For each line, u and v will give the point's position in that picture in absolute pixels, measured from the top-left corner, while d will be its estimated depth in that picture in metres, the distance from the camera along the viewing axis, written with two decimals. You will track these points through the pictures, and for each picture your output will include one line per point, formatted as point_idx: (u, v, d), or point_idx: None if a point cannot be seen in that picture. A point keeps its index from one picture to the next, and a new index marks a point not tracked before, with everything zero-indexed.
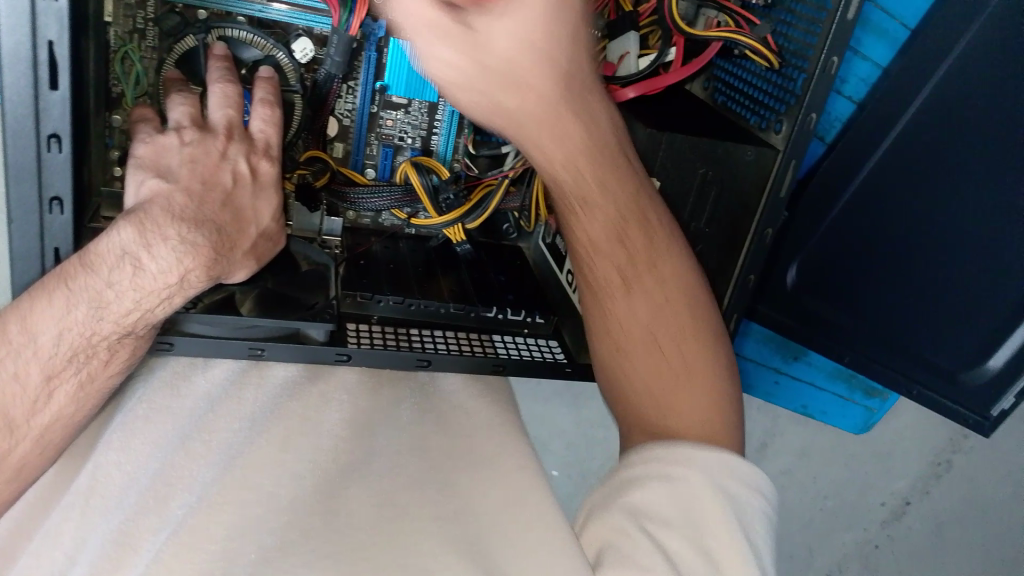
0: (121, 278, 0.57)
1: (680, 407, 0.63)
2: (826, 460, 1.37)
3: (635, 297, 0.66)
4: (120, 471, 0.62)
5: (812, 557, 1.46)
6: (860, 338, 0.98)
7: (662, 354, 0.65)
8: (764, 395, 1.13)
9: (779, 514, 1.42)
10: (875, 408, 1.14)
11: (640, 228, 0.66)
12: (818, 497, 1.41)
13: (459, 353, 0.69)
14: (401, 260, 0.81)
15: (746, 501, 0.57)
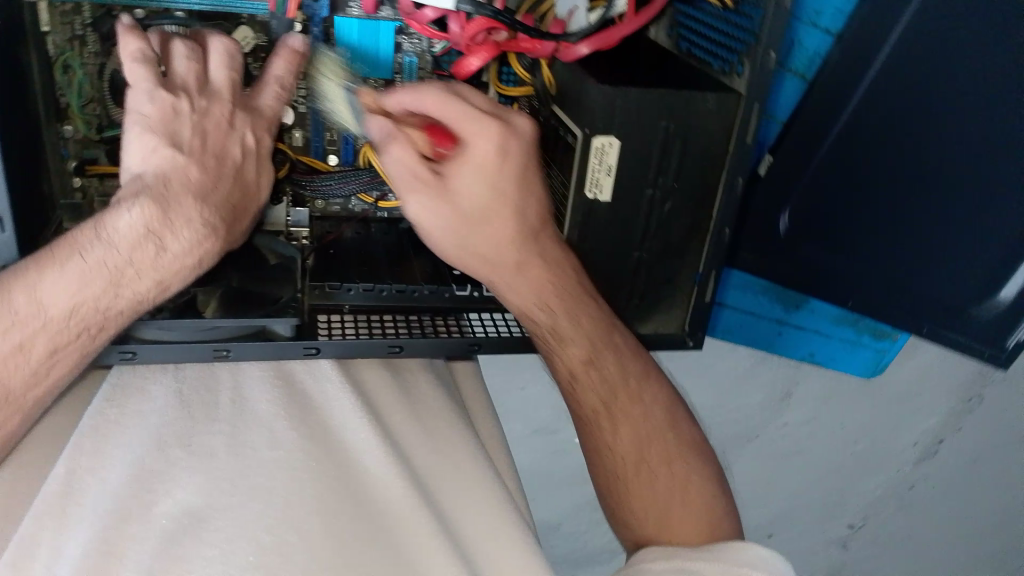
0: (143, 255, 0.58)
1: (664, 465, 0.69)
2: (852, 405, 1.33)
3: (591, 374, 0.70)
4: (94, 477, 0.62)
5: (845, 500, 1.46)
6: (862, 283, 0.95)
7: (631, 422, 0.71)
8: (767, 346, 1.10)
9: (806, 458, 1.41)
10: (886, 349, 1.10)
11: (577, 296, 0.68)
12: (847, 441, 1.39)
13: (431, 336, 0.68)
14: (372, 245, 0.79)
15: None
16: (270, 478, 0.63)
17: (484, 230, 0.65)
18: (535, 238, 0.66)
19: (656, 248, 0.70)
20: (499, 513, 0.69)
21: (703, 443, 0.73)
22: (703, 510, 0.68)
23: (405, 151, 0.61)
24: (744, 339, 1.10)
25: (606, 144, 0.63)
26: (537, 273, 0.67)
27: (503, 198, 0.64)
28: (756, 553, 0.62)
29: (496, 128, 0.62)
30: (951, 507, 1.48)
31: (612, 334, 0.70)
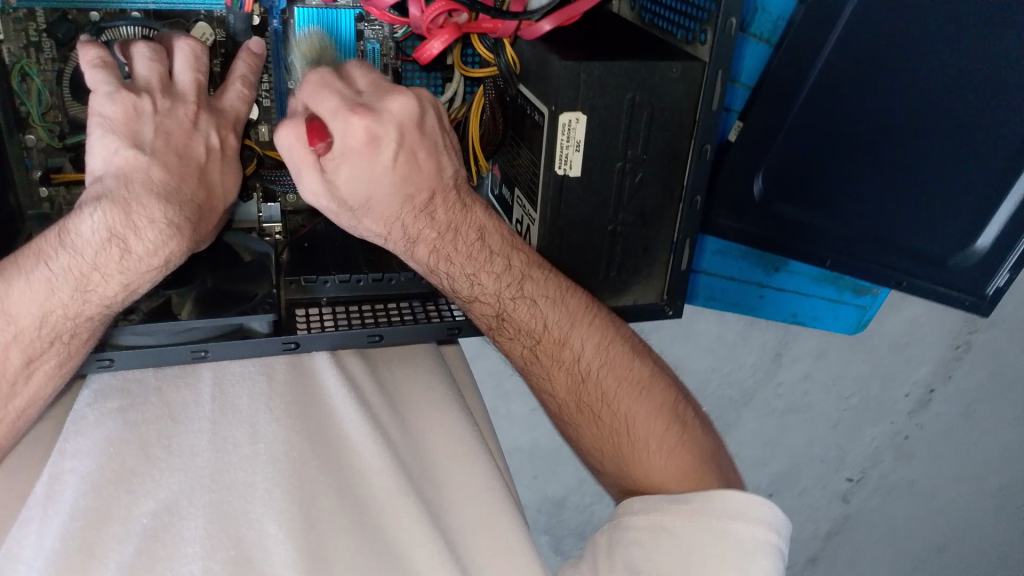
0: (108, 260, 0.58)
1: (606, 406, 0.69)
2: (843, 359, 1.35)
3: (511, 329, 0.70)
4: (77, 478, 0.62)
5: (842, 454, 1.48)
6: (839, 239, 0.96)
7: (565, 367, 0.70)
8: (751, 310, 1.11)
9: (803, 417, 1.42)
10: (867, 305, 1.12)
11: (477, 258, 0.68)
12: (841, 397, 1.41)
13: (410, 322, 0.68)
14: (347, 235, 0.78)
15: (741, 540, 0.61)
16: (254, 473, 0.64)
17: (369, 213, 0.64)
18: (429, 210, 0.66)
19: (632, 218, 0.70)
20: (487, 506, 0.69)
21: (652, 374, 0.71)
22: (657, 452, 0.68)
23: (295, 132, 0.61)
24: (725, 303, 1.10)
25: (572, 120, 0.63)
26: (428, 245, 0.67)
27: (388, 185, 0.63)
28: (737, 503, 0.62)
29: (361, 116, 0.60)
30: (948, 454, 1.50)
31: (524, 288, 0.68)
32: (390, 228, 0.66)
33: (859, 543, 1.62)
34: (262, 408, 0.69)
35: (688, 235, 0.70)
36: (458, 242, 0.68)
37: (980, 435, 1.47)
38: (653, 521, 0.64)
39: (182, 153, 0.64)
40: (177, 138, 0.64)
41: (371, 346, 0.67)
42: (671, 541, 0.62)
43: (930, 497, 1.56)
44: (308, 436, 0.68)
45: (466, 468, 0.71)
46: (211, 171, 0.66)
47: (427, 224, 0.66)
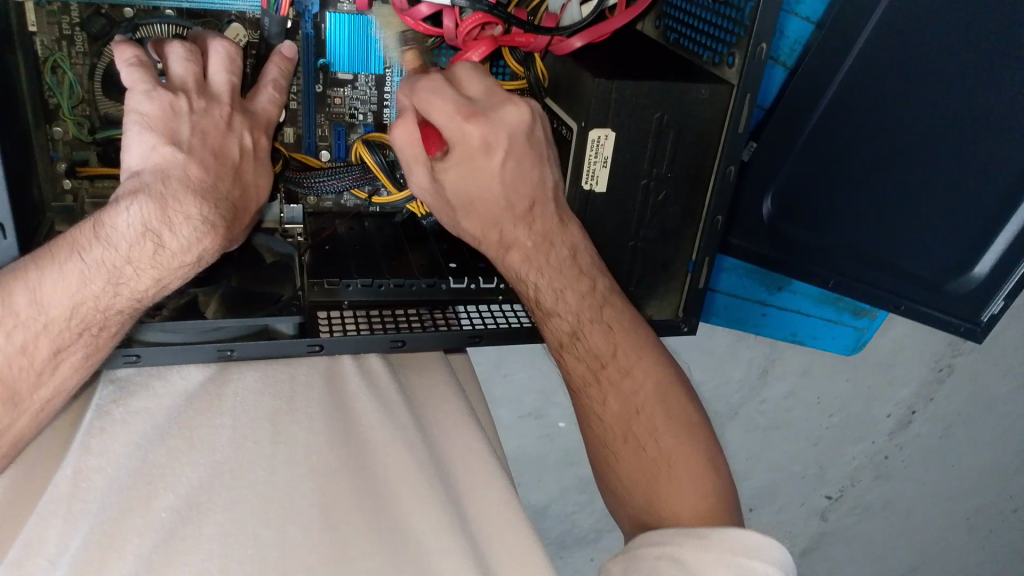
0: (142, 255, 0.58)
1: (651, 438, 0.69)
2: (831, 378, 1.37)
3: (581, 347, 0.71)
4: (106, 477, 0.62)
5: (823, 471, 1.50)
6: (839, 260, 0.98)
7: (621, 395, 0.70)
8: (753, 327, 1.12)
9: (787, 434, 1.45)
10: (864, 327, 1.14)
11: (567, 276, 0.69)
12: (825, 416, 1.43)
13: (432, 329, 0.69)
14: (367, 240, 0.79)
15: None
16: (273, 473, 0.64)
17: (467, 215, 0.68)
18: (529, 219, 0.68)
19: (653, 235, 0.71)
20: (502, 509, 0.70)
21: (701, 422, 0.71)
22: (690, 487, 0.66)
23: (409, 140, 0.63)
24: (727, 319, 1.12)
25: (601, 136, 0.64)
26: (523, 253, 0.69)
27: (496, 182, 0.66)
28: (753, 541, 0.61)
29: (478, 124, 0.62)
30: (927, 476, 1.52)
31: (603, 311, 0.70)
32: (489, 228, 0.68)
33: (837, 560, 1.64)
34: (285, 409, 0.70)
35: (707, 255, 0.72)
36: (551, 257, 0.69)
37: (958, 457, 1.50)
38: (668, 552, 0.61)
39: (217, 153, 0.64)
40: (212, 139, 0.65)
41: (393, 351, 0.68)
42: (685, 569, 0.60)
43: (907, 517, 1.58)
44: (331, 440, 0.68)
45: (486, 481, 0.71)
46: (245, 173, 0.67)
47: (524, 233, 0.68)
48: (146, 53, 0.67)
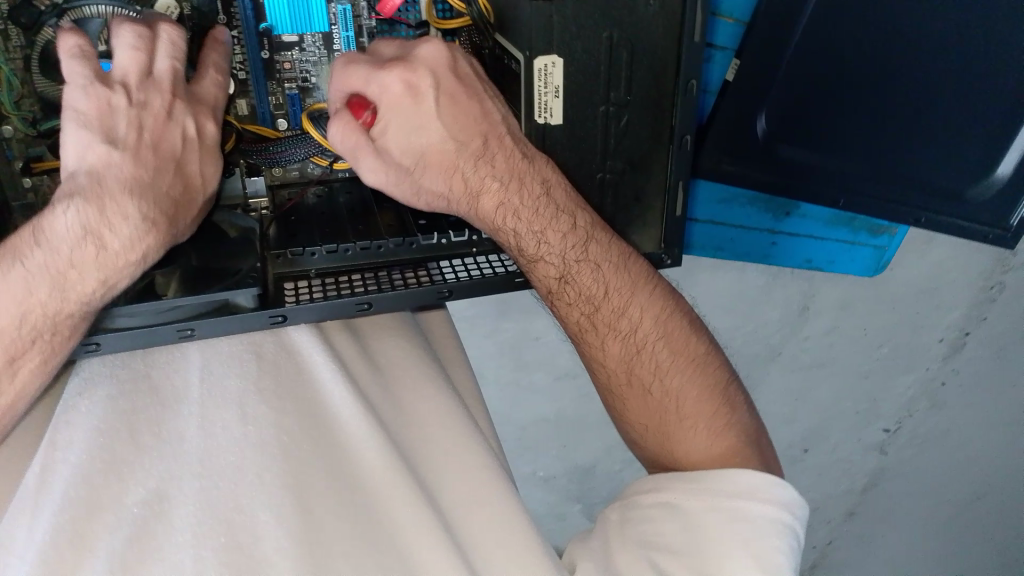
0: (84, 256, 0.57)
1: (657, 380, 0.71)
2: (873, 309, 1.32)
3: (574, 295, 0.70)
4: (68, 469, 0.61)
5: (876, 405, 1.46)
6: (849, 177, 0.92)
7: (620, 337, 0.71)
8: (763, 258, 1.07)
9: (833, 370, 1.40)
10: (885, 245, 1.08)
11: (545, 215, 0.67)
12: (873, 345, 1.37)
13: (399, 288, 0.66)
14: (336, 205, 0.77)
15: (754, 517, 0.60)
16: (242, 458, 0.63)
17: (427, 171, 0.65)
18: (487, 156, 0.66)
19: (620, 166, 0.68)
20: (480, 480, 0.69)
21: (709, 351, 0.74)
22: (701, 437, 0.69)
23: (342, 122, 0.63)
24: (734, 253, 1.07)
25: (548, 64, 0.60)
26: (493, 195, 0.66)
27: (437, 137, 0.64)
28: (750, 482, 0.61)
29: (394, 72, 0.63)
30: (987, 399, 1.45)
31: (590, 250, 0.68)
32: (450, 177, 0.65)
33: (898, 494, 1.61)
34: (249, 390, 0.68)
35: (681, 178, 0.69)
36: (522, 194, 0.66)
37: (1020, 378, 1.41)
38: (664, 499, 0.64)
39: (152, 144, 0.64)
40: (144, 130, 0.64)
41: (361, 315, 0.65)
42: (674, 518, 0.62)
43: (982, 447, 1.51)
44: (300, 420, 0.68)
45: (462, 446, 0.70)
46: (188, 160, 0.66)
47: (486, 174, 0.66)
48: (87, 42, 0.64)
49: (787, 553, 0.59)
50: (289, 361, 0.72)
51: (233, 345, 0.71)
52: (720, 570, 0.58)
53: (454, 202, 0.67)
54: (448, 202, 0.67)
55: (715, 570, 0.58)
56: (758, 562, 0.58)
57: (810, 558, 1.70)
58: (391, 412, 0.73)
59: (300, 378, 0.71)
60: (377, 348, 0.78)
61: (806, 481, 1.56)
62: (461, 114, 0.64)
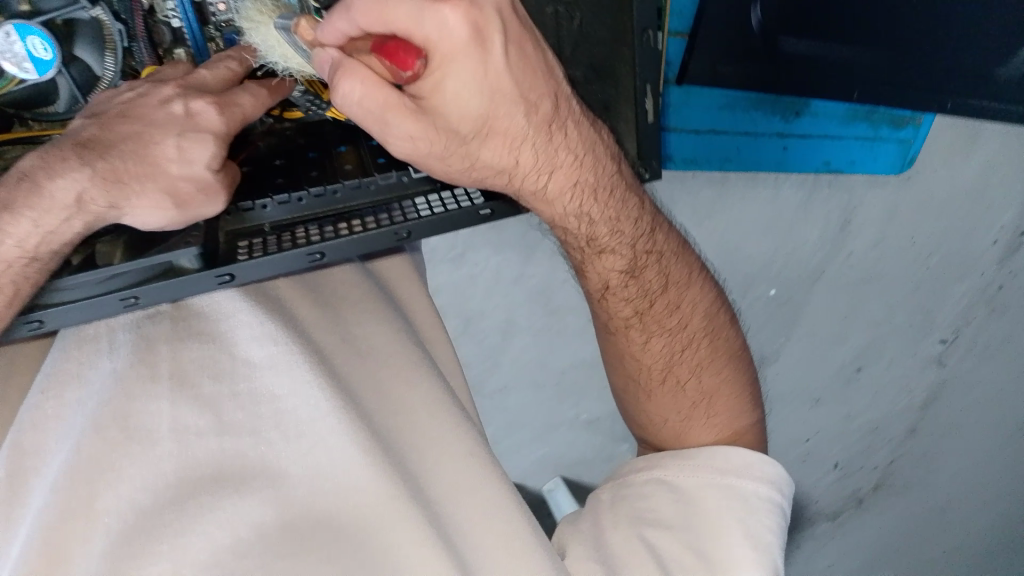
0: (20, 200, 0.59)
1: (695, 375, 0.83)
2: (919, 216, 1.22)
3: (630, 288, 0.77)
4: (43, 478, 0.61)
5: (930, 317, 1.38)
6: (866, 69, 0.83)
7: (665, 332, 0.81)
8: (776, 166, 0.99)
9: (881, 285, 1.31)
10: (910, 138, 1.00)
11: (619, 200, 0.71)
12: (921, 255, 1.29)
13: (351, 234, 0.61)
14: (288, 152, 0.70)
15: (747, 496, 0.71)
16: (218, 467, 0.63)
17: (487, 140, 0.59)
18: (553, 119, 0.62)
19: (584, 67, 0.68)
20: (467, 462, 0.71)
21: (740, 349, 0.86)
22: (727, 419, 0.83)
23: (364, 81, 0.52)
24: (744, 164, 0.98)
25: None
26: (566, 172, 0.65)
27: (505, 91, 0.56)
28: (744, 460, 0.73)
29: (458, 8, 0.51)
30: None
31: (655, 241, 0.77)
32: (513, 152, 0.60)
33: (957, 405, 1.55)
34: (228, 391, 0.66)
35: (648, 80, 0.67)
36: (598, 172, 0.68)
37: None
38: (657, 475, 0.75)
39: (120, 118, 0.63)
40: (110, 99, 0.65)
41: (315, 266, 0.61)
42: (671, 491, 0.73)
43: None
44: (279, 423, 0.66)
45: (452, 431, 0.72)
46: (188, 152, 0.62)
47: (560, 145, 0.64)
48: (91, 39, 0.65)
49: (773, 524, 0.70)
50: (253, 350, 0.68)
51: (201, 345, 0.68)
52: (716, 547, 0.68)
53: (492, 180, 0.62)
54: (507, 180, 0.63)
55: (716, 542, 0.68)
56: (750, 534, 0.68)
57: (873, 477, 1.66)
58: (384, 394, 0.73)
59: (269, 376, 0.68)
60: (351, 321, 0.77)
61: (863, 399, 1.52)
62: (527, 65, 0.58)
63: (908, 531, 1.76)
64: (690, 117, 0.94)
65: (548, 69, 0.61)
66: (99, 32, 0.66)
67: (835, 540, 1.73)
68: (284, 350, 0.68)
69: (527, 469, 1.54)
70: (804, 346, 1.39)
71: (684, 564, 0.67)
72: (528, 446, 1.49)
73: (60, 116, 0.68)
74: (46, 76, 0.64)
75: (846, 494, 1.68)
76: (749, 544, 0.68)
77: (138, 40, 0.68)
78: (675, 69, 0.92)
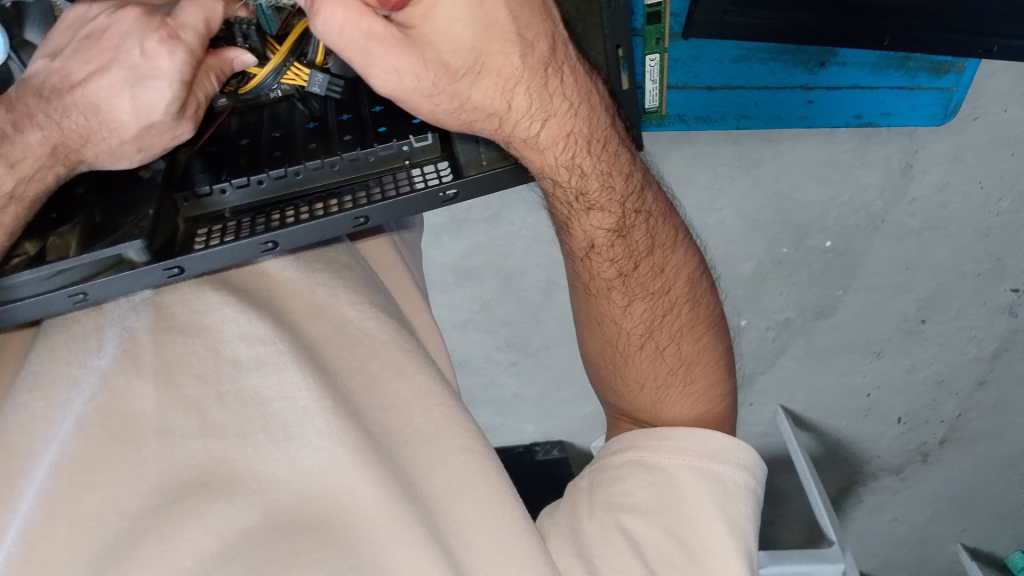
0: None
1: (677, 341, 0.79)
2: (991, 157, 1.12)
3: (615, 248, 0.74)
4: (30, 484, 0.58)
5: (1002, 264, 1.27)
6: (901, 13, 0.80)
7: (648, 297, 0.77)
8: (800, 120, 0.94)
9: (948, 232, 1.22)
10: (952, 86, 0.91)
11: (611, 154, 0.68)
12: (993, 199, 1.17)
13: (304, 220, 0.58)
14: (259, 129, 0.67)
15: (725, 480, 0.69)
16: (203, 470, 0.60)
17: (479, 76, 0.56)
18: (549, 60, 0.60)
19: None
20: (457, 451, 0.67)
21: (720, 319, 0.83)
22: (706, 392, 0.79)
23: (348, 9, 0.50)
24: (765, 118, 0.93)
25: None
26: (560, 120, 0.62)
27: (497, 30, 0.55)
28: (719, 446, 0.71)
29: None
30: None
31: (643, 199, 0.74)
32: (506, 95, 0.58)
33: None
34: (213, 393, 0.64)
35: (619, 42, 0.64)
36: (591, 124, 0.65)
37: None
38: (633, 455, 0.72)
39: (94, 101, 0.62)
40: (65, 73, 0.63)
41: (269, 254, 0.59)
42: (645, 474, 0.70)
43: None
44: (266, 428, 0.63)
45: (430, 413, 0.69)
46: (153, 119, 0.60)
47: (555, 91, 0.61)
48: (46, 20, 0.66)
49: (749, 510, 0.69)
50: (233, 342, 0.66)
51: (186, 341, 0.66)
52: (694, 532, 0.66)
53: (478, 128, 0.59)
54: (497, 126, 0.59)
55: (693, 533, 0.66)
56: (727, 517, 0.67)
57: (940, 434, 1.57)
58: (371, 373, 0.70)
59: (257, 377, 0.65)
60: (335, 298, 0.74)
61: (925, 352, 1.41)
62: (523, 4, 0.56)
63: (979, 489, 1.68)
64: (700, 72, 0.88)
65: (548, 12, 0.59)
66: (50, 10, 0.66)
67: (901, 493, 1.69)
68: (260, 332, 0.67)
69: (576, 427, 1.53)
70: (866, 298, 1.32)
71: (664, 552, 0.65)
72: (576, 405, 1.48)
73: None
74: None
75: (911, 448, 1.60)
76: (726, 527, 0.66)
77: None
78: (681, 21, 0.83)
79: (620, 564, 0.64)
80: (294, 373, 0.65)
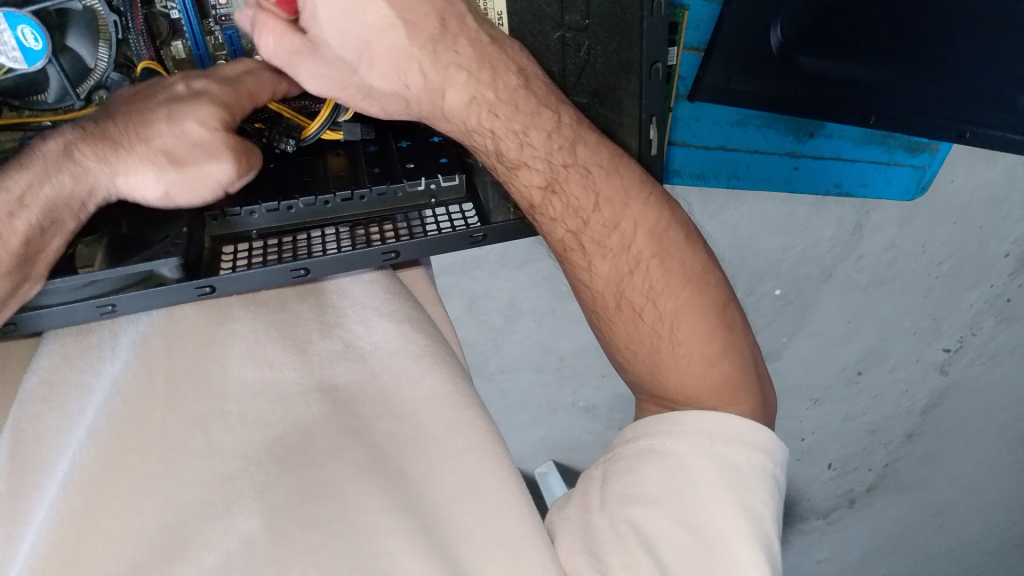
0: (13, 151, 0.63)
1: (651, 303, 0.70)
2: (932, 222, 1.17)
3: (556, 205, 0.68)
4: (45, 496, 0.60)
5: (936, 324, 1.30)
6: (887, 95, 0.86)
7: (610, 258, 0.69)
8: (785, 185, 1.02)
9: (891, 288, 1.25)
10: (925, 165, 1.00)
11: (525, 112, 0.64)
12: (932, 263, 1.23)
13: (337, 253, 0.61)
14: (287, 155, 0.71)
15: (739, 465, 0.63)
16: (207, 492, 0.59)
17: (373, 65, 0.59)
18: (446, 39, 0.60)
19: (587, 94, 0.69)
20: (468, 460, 0.64)
21: (708, 270, 0.71)
22: (697, 355, 0.69)
23: (276, 32, 0.57)
24: (753, 179, 1.02)
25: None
26: (460, 87, 0.62)
27: (379, 25, 0.56)
28: (735, 426, 0.65)
29: None
30: None
31: (577, 153, 0.67)
32: (402, 78, 0.60)
33: None
34: (217, 411, 0.64)
35: (652, 111, 0.68)
36: (500, 87, 0.63)
37: None
38: (645, 444, 0.66)
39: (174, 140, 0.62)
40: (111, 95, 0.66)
41: (299, 280, 0.62)
42: (658, 461, 0.65)
43: None
44: (270, 447, 0.63)
45: (433, 403, 0.68)
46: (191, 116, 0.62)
47: (450, 63, 0.61)
48: (91, 40, 0.67)
49: (769, 494, 0.63)
50: (243, 354, 0.68)
51: (199, 348, 0.68)
52: (709, 520, 0.61)
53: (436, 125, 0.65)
54: (407, 104, 0.63)
55: (708, 524, 0.61)
56: (743, 504, 0.61)
57: None
58: (376, 394, 0.69)
59: (259, 402, 0.66)
60: (345, 291, 0.77)
61: None
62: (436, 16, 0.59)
63: None
64: (700, 131, 0.97)
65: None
66: (93, 22, 0.66)
67: None
68: (258, 346, 0.69)
69: None
70: (813, 345, 1.31)
71: (677, 543, 0.60)
72: None
73: (50, 105, 0.69)
74: (35, 67, 0.65)
75: None
76: (744, 517, 0.61)
77: (134, 32, 0.69)
78: (688, 84, 0.93)
79: (629, 563, 0.60)
80: (302, 405, 0.66)
